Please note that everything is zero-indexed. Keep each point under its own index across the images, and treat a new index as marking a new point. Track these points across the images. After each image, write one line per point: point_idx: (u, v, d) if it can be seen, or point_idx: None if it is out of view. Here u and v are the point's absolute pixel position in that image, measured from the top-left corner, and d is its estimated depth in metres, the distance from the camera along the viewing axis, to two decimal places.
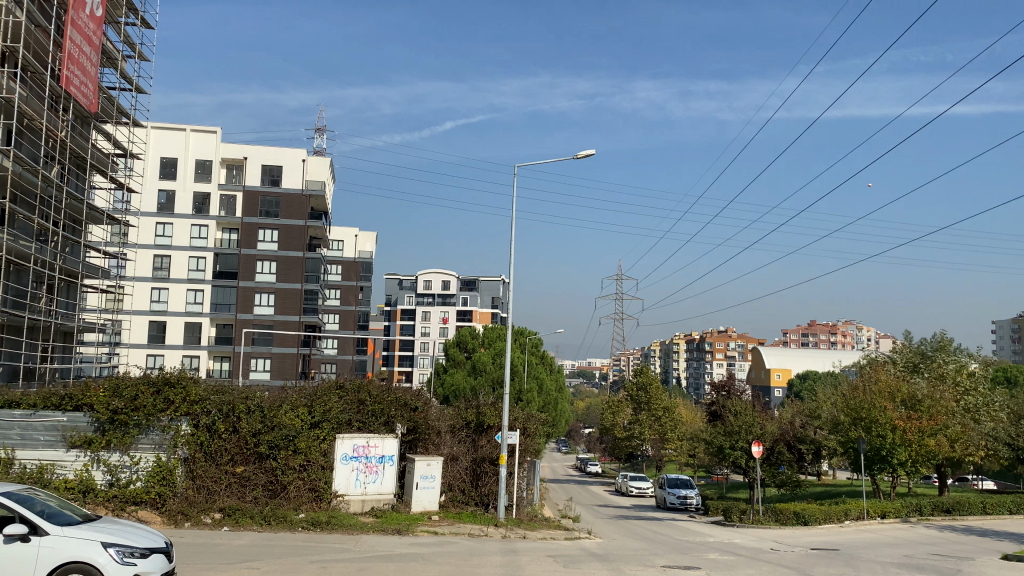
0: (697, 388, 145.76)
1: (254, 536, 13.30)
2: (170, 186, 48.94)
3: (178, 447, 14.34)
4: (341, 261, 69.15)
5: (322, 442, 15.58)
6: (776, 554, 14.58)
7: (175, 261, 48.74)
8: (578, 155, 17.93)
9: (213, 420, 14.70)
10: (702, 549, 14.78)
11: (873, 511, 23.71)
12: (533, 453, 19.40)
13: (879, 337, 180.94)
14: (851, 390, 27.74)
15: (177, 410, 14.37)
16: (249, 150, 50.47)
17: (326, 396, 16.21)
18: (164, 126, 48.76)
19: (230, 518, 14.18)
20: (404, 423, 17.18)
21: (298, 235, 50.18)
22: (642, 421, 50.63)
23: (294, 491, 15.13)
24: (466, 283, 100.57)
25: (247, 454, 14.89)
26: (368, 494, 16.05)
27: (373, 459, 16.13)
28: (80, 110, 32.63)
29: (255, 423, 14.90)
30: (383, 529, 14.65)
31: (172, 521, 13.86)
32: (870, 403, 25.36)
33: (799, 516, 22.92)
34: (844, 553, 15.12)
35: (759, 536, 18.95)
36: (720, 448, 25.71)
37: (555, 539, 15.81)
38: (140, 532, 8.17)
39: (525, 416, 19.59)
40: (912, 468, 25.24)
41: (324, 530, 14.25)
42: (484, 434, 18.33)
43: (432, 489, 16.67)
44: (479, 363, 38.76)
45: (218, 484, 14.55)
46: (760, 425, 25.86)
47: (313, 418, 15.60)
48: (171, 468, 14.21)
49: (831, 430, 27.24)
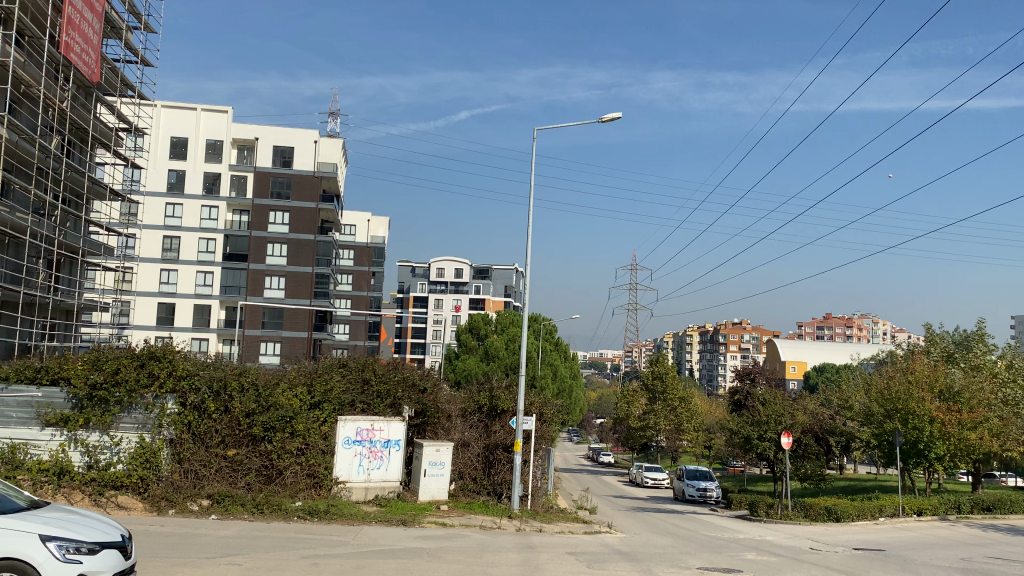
0: (711, 381, 144.04)
1: (242, 527, 11.99)
2: (180, 165, 47.84)
3: (163, 427, 13.13)
4: (353, 245, 67.96)
5: (322, 424, 14.42)
6: (820, 555, 13.21)
7: (185, 242, 47.69)
8: (602, 118, 16.43)
9: (202, 399, 13.47)
10: (739, 549, 13.42)
11: (910, 508, 22.29)
12: (549, 441, 18.10)
13: (896, 332, 178.66)
14: (886, 380, 26.25)
15: (162, 387, 13.14)
16: (260, 130, 49.16)
17: (328, 374, 15.12)
18: (175, 105, 47.56)
19: (218, 505, 12.91)
20: (412, 405, 16.08)
21: (310, 218, 48.91)
22: (657, 411, 49.13)
23: (291, 477, 13.92)
24: (479, 272, 99.56)
25: (240, 436, 13.66)
26: (372, 481, 14.80)
27: (377, 444, 14.87)
28: (81, 80, 31.53)
29: (248, 402, 13.67)
30: (386, 519, 13.39)
31: (154, 507, 12.58)
32: (907, 393, 23.88)
33: (830, 512, 21.50)
34: (895, 556, 13.71)
35: (793, 533, 17.59)
36: (747, 439, 24.33)
37: (574, 533, 14.45)
38: (94, 524, 6.96)
39: (540, 400, 18.38)
40: (951, 462, 23.75)
41: (322, 520, 13.04)
42: (497, 419, 17.04)
43: (441, 477, 15.43)
44: (492, 348, 37.64)
45: (207, 469, 13.31)
46: (790, 415, 24.24)
47: (313, 398, 14.45)
48: (155, 450, 12.98)
49: (864, 421, 25.78)
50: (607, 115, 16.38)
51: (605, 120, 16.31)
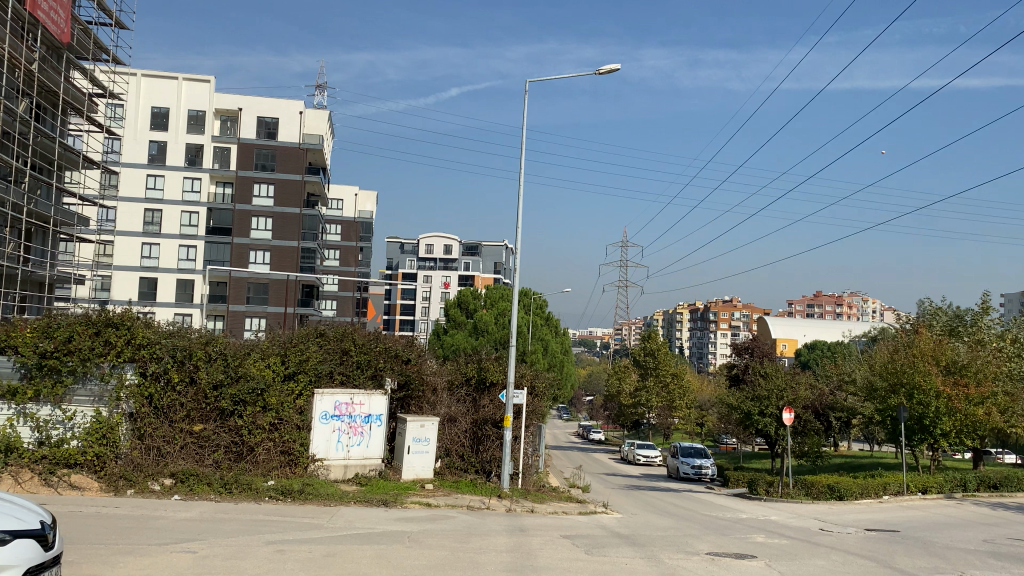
0: (702, 358, 143.71)
1: (206, 508, 10.95)
2: (161, 136, 46.28)
3: (122, 399, 12.03)
4: (340, 220, 66.67)
5: (298, 398, 13.41)
6: (833, 538, 12.27)
7: (167, 216, 46.23)
8: (600, 70, 15.19)
9: (165, 368, 12.42)
10: (747, 531, 12.47)
11: (914, 486, 21.49)
12: (540, 417, 17.16)
13: (885, 310, 178.56)
14: (889, 352, 25.41)
15: (119, 356, 12.02)
16: (244, 101, 47.71)
17: (304, 344, 14.14)
18: (155, 74, 46.01)
19: (183, 484, 11.87)
20: (395, 377, 15.21)
21: (294, 190, 47.66)
22: (649, 388, 48.23)
23: (263, 454, 12.93)
24: (468, 248, 98.35)
25: (207, 411, 12.65)
26: (352, 458, 13.83)
27: (357, 419, 13.91)
28: (50, 40, 30.14)
29: (216, 373, 12.63)
30: (365, 499, 12.41)
31: (111, 487, 11.47)
32: (913, 368, 22.94)
33: (834, 489, 20.65)
34: (914, 538, 12.74)
35: (798, 513, 16.70)
36: (747, 415, 23.36)
37: (568, 514, 13.49)
38: (6, 509, 5.88)
39: (532, 373, 17.50)
40: (957, 439, 22.93)
41: (296, 501, 12.02)
42: (486, 393, 16.05)
43: (426, 455, 14.46)
44: (481, 323, 36.63)
45: (171, 446, 12.29)
46: (792, 389, 23.32)
47: (287, 369, 13.43)
48: (113, 425, 11.88)
49: (867, 397, 24.90)
50: (604, 66, 15.21)
51: (602, 72, 15.12)
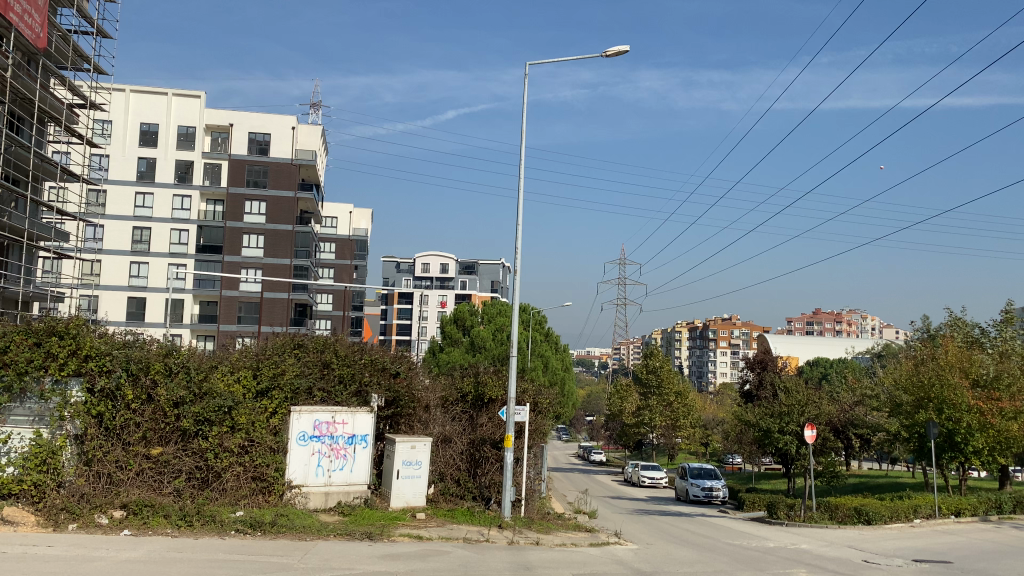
0: (701, 377, 142.02)
1: (157, 546, 9.33)
2: (150, 153, 44.87)
3: (66, 420, 10.53)
4: (334, 238, 65.26)
5: (270, 417, 11.87)
6: (883, 572, 10.77)
7: (155, 234, 44.70)
8: (607, 52, 13.78)
9: (117, 384, 10.81)
10: (785, 566, 10.93)
11: (947, 508, 19.87)
12: (543, 436, 15.58)
13: (884, 327, 177.62)
14: (913, 364, 23.83)
15: (62, 370, 10.48)
16: (235, 116, 46.44)
17: (279, 357, 12.63)
18: (143, 89, 44.72)
19: (135, 517, 10.30)
20: (382, 393, 13.66)
21: (286, 207, 46.30)
22: (652, 406, 46.44)
23: (231, 481, 11.37)
24: (466, 267, 97.04)
25: (166, 432, 11.10)
26: (333, 484, 12.27)
27: (340, 440, 12.37)
28: (26, 46, 28.91)
29: (176, 390, 11.07)
30: (347, 533, 10.83)
31: (49, 521, 9.89)
32: (941, 380, 21.36)
33: (860, 513, 19.07)
34: (971, 571, 11.23)
35: (830, 541, 15.11)
36: (767, 432, 21.85)
37: (578, 546, 11.91)
38: None
39: (534, 388, 15.96)
40: (990, 457, 21.36)
41: (267, 535, 10.46)
42: (484, 410, 14.50)
43: (418, 479, 12.91)
44: (478, 340, 35.13)
45: (125, 473, 10.75)
46: (815, 406, 21.75)
47: (259, 385, 11.92)
48: (55, 449, 10.38)
49: (891, 412, 23.37)
50: (612, 47, 13.78)
51: (609, 53, 13.71)
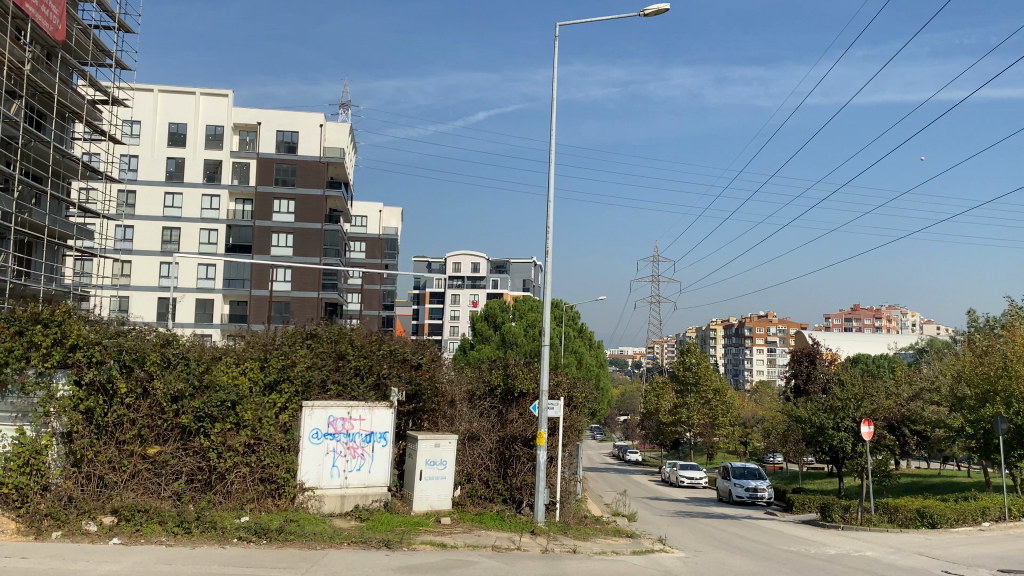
0: (738, 375, 139.38)
1: (145, 558, 8.26)
2: (179, 153, 44.44)
3: (51, 417, 9.57)
4: (364, 237, 64.50)
5: (280, 413, 10.80)
6: None
7: (185, 234, 44.22)
8: (646, 13, 12.53)
9: (108, 376, 9.81)
10: None
11: (1018, 510, 18.23)
12: (579, 433, 14.36)
13: (924, 322, 173.57)
14: (976, 356, 22.21)
15: (47, 361, 9.51)
16: (263, 114, 45.70)
17: (288, 347, 11.59)
18: (172, 89, 44.27)
19: (127, 524, 9.29)
20: (402, 386, 12.67)
21: (315, 205, 45.20)
22: (689, 404, 44.94)
23: (236, 483, 10.33)
24: (497, 266, 96.01)
25: (164, 429, 10.09)
26: (350, 486, 11.19)
27: (356, 438, 11.30)
28: (45, 39, 28.36)
29: (174, 382, 10.05)
30: (364, 540, 9.72)
31: (31, 530, 8.94)
32: (1008, 372, 19.80)
33: (923, 516, 17.54)
34: None
35: (899, 548, 13.64)
36: (820, 429, 20.32)
37: (620, 554, 10.69)
38: None
39: (569, 382, 14.76)
40: None
41: (274, 544, 9.38)
42: (514, 405, 13.30)
43: (442, 481, 11.78)
44: (510, 336, 33.94)
45: (119, 475, 9.79)
46: (872, 400, 20.25)
47: (266, 378, 10.80)
48: (39, 448, 9.43)
49: (953, 407, 21.78)
50: (650, 7, 12.53)
51: (648, 12, 12.48)
